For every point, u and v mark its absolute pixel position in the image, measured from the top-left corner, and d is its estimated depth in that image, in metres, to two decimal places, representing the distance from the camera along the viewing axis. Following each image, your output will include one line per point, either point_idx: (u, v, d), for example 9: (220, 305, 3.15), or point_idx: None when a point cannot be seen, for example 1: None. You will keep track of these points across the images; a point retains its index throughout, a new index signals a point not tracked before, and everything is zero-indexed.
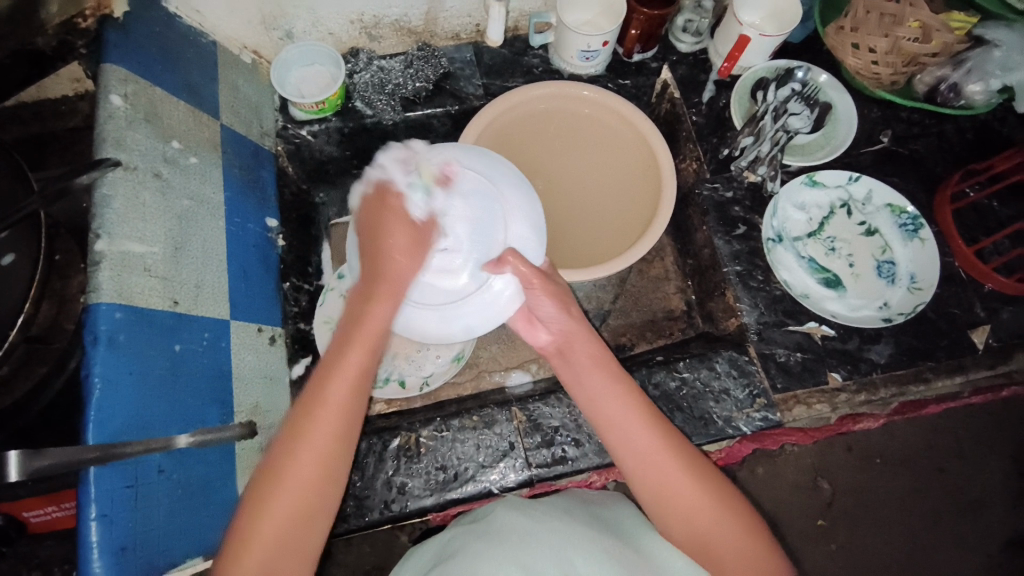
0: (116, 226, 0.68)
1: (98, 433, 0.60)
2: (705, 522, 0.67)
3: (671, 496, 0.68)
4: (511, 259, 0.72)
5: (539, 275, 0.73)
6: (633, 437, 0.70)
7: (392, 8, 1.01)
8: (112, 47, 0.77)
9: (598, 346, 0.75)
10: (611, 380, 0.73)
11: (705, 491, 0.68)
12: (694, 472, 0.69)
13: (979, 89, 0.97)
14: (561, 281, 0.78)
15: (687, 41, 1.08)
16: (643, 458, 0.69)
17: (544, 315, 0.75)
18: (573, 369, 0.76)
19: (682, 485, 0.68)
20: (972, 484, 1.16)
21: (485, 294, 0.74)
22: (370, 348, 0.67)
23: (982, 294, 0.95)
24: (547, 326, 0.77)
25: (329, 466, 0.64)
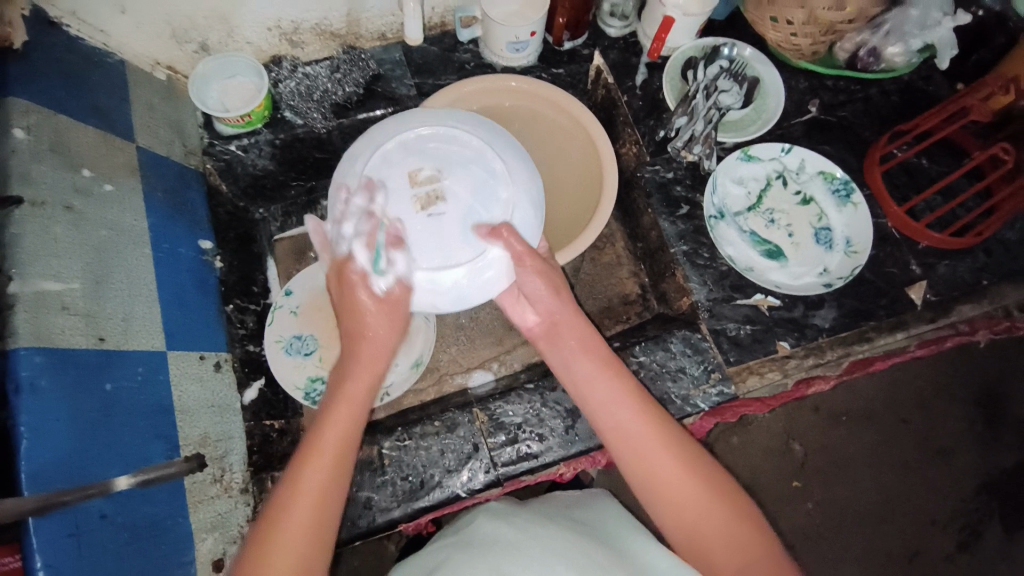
0: (28, 266, 0.65)
1: (32, 483, 0.57)
2: (690, 502, 0.66)
3: (658, 477, 0.67)
4: (504, 233, 0.71)
5: (531, 254, 0.72)
6: (627, 422, 0.70)
7: (311, 12, 0.98)
8: (10, 77, 0.73)
9: (585, 329, 0.76)
10: (597, 363, 0.74)
11: (692, 470, 0.67)
12: (679, 451, 0.68)
13: (898, 50, 1.02)
14: (556, 266, 0.77)
15: (616, 26, 1.09)
16: (637, 444, 0.69)
17: (535, 295, 0.74)
18: (561, 355, 0.76)
19: (668, 466, 0.67)
20: (935, 431, 1.21)
21: (478, 265, 0.71)
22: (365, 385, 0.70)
23: (917, 251, 0.99)
24: (535, 305, 0.76)
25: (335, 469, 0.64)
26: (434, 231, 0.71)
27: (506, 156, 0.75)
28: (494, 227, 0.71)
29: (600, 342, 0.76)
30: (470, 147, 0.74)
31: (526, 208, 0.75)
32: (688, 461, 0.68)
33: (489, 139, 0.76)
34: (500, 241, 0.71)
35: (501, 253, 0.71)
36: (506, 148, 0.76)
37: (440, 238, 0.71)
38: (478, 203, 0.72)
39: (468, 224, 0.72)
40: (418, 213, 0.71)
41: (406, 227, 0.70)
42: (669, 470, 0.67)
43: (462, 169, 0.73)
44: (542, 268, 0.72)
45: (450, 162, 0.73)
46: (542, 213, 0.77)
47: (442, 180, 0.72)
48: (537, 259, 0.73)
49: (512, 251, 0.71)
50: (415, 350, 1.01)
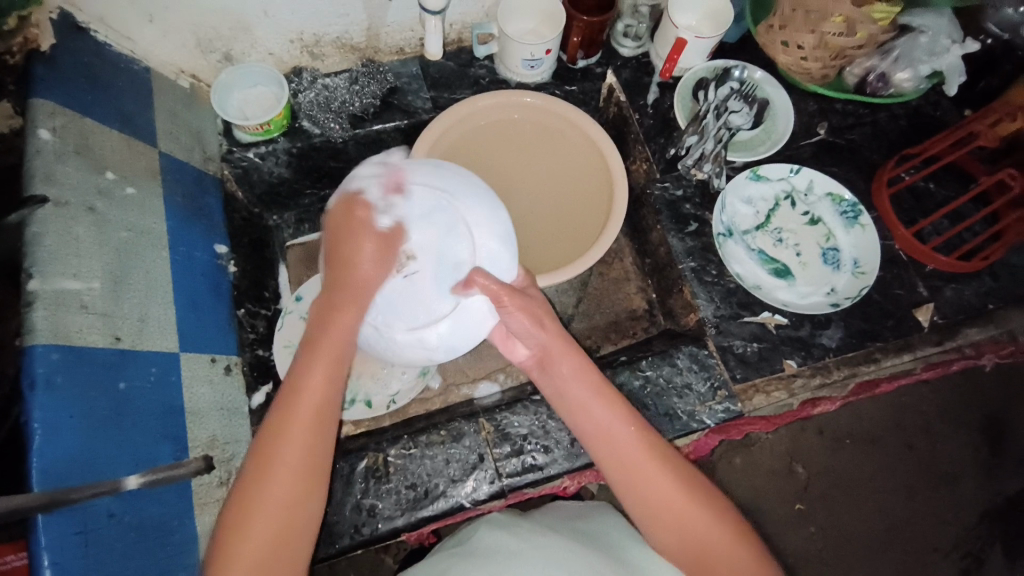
0: (49, 264, 0.66)
1: (42, 478, 0.58)
2: (695, 529, 0.66)
3: (661, 507, 0.67)
4: (479, 278, 0.70)
5: (508, 290, 0.71)
6: (622, 449, 0.68)
7: (333, 26, 1.00)
8: (38, 81, 0.75)
9: (579, 354, 0.73)
10: (593, 392, 0.71)
11: (694, 496, 0.67)
12: (680, 477, 0.68)
13: (908, 75, 1.03)
14: (537, 293, 0.76)
15: (629, 46, 1.11)
16: (632, 472, 0.68)
17: (524, 330, 0.72)
18: (556, 382, 0.73)
19: (671, 494, 0.67)
20: (940, 456, 1.20)
21: (460, 316, 0.72)
22: (334, 360, 0.65)
23: (923, 274, 0.99)
24: (524, 339, 0.73)
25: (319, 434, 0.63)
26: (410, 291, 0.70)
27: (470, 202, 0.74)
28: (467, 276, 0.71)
29: (592, 367, 0.72)
30: (432, 198, 0.71)
31: (495, 248, 0.74)
32: (688, 486, 0.68)
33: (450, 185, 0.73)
34: (478, 286, 0.70)
35: (482, 301, 0.72)
36: (468, 192, 0.74)
37: (417, 297, 0.70)
38: (445, 255, 0.71)
39: (442, 279, 0.71)
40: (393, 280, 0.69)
41: (383, 297, 0.70)
42: (671, 498, 0.67)
43: (429, 225, 0.71)
44: (522, 303, 0.71)
45: (414, 219, 0.70)
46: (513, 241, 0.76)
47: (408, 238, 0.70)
48: (516, 295, 0.71)
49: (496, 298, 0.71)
50: None
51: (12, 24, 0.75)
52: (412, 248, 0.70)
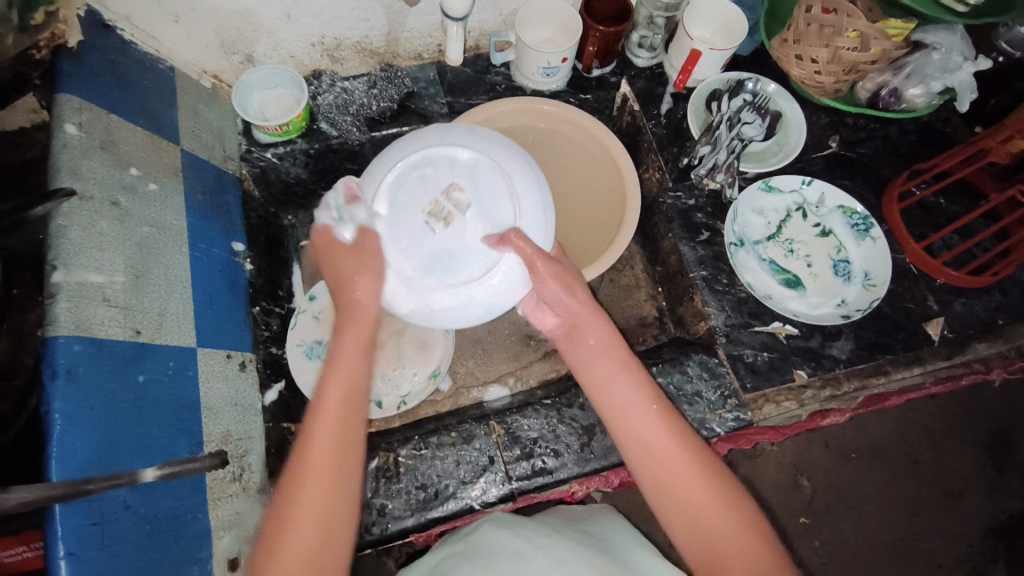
0: (72, 257, 0.67)
1: (61, 469, 0.58)
2: (703, 502, 0.65)
3: (669, 480, 0.66)
4: (514, 239, 0.72)
5: (545, 259, 0.73)
6: (643, 427, 0.69)
7: (354, 30, 1.02)
8: (65, 76, 0.76)
9: (606, 328, 0.75)
10: (613, 362, 0.73)
11: (702, 472, 0.66)
12: (693, 456, 0.67)
13: (920, 92, 1.03)
14: (568, 264, 0.78)
15: (643, 57, 1.13)
16: (650, 448, 0.68)
17: (555, 299, 0.76)
18: (577, 352, 0.75)
19: (689, 479, 0.66)
20: (946, 473, 1.20)
21: (452, 294, 0.74)
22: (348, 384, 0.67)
23: (934, 288, 1.00)
24: (553, 307, 0.77)
25: (340, 464, 0.63)
26: (448, 244, 0.74)
27: (518, 173, 0.76)
28: (502, 235, 0.73)
29: (615, 340, 0.74)
30: (483, 163, 0.75)
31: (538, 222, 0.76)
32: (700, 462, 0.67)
33: (517, 177, 0.75)
34: (513, 247, 0.72)
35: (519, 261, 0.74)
36: (518, 163, 0.76)
37: (453, 248, 0.74)
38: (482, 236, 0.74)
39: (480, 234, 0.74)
40: (424, 220, 0.74)
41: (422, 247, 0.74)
42: (679, 469, 0.66)
43: (474, 183, 0.75)
44: (556, 272, 0.73)
45: (465, 176, 0.75)
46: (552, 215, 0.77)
47: (458, 201, 0.74)
48: (550, 264, 0.74)
49: (527, 261, 0.73)
50: (434, 360, 1.03)
51: (39, 19, 0.77)
52: (456, 203, 0.74)
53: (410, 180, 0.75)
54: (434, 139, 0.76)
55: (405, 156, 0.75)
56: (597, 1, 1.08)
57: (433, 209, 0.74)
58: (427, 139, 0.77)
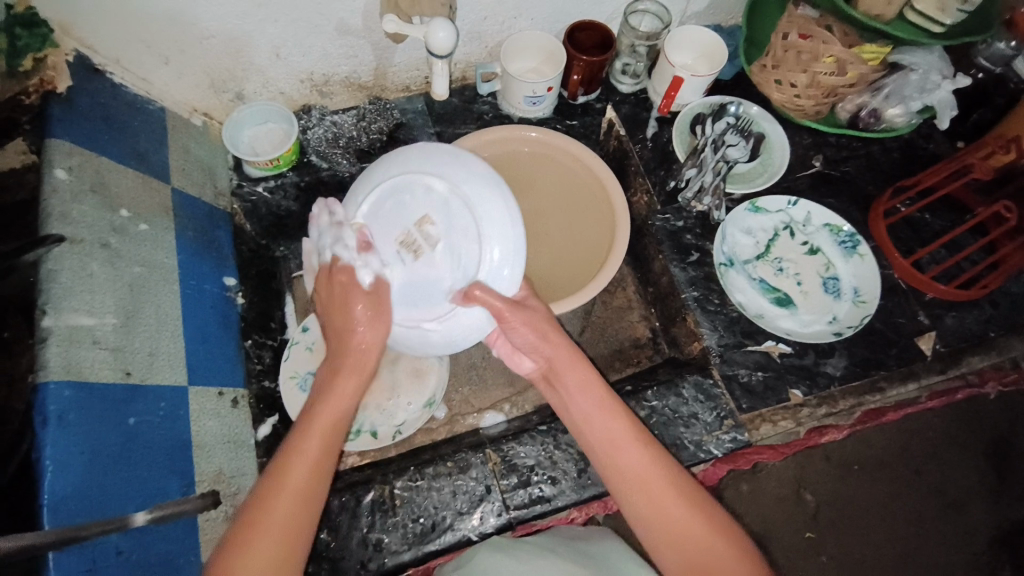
0: (63, 300, 0.67)
1: (53, 517, 0.58)
2: (695, 536, 0.66)
3: (665, 520, 0.67)
4: (476, 292, 0.73)
5: (510, 307, 0.73)
6: (629, 458, 0.70)
7: (342, 66, 1.04)
8: (55, 121, 0.77)
9: (586, 365, 0.75)
10: (600, 402, 0.73)
11: (694, 509, 0.67)
12: (682, 486, 0.69)
13: (900, 111, 1.06)
14: (541, 306, 0.77)
15: (627, 83, 1.15)
16: (636, 478, 0.69)
17: (533, 343, 0.75)
18: (563, 393, 0.75)
19: (676, 506, 0.67)
20: (948, 483, 1.19)
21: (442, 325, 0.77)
22: (333, 426, 0.69)
23: (923, 302, 1.01)
24: (532, 354, 0.77)
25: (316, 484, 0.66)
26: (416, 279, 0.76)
27: (490, 216, 0.74)
28: (468, 289, 0.74)
29: (597, 380, 0.74)
30: (456, 199, 0.75)
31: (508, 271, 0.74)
32: (690, 495, 0.68)
33: (481, 206, 0.75)
34: (475, 302, 0.73)
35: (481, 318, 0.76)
36: (492, 206, 0.75)
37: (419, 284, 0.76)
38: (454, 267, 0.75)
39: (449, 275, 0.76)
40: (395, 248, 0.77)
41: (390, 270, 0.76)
42: (671, 506, 0.67)
43: (445, 220, 0.76)
44: (526, 319, 0.74)
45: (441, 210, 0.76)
46: (522, 262, 0.75)
47: (428, 234, 0.76)
48: (517, 310, 0.74)
49: (494, 309, 0.73)
50: (428, 390, 1.02)
51: (28, 65, 0.77)
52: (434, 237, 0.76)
53: (391, 200, 0.78)
54: (422, 163, 0.77)
55: (386, 178, 0.78)
56: (581, 32, 1.09)
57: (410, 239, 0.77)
58: (415, 160, 0.77)
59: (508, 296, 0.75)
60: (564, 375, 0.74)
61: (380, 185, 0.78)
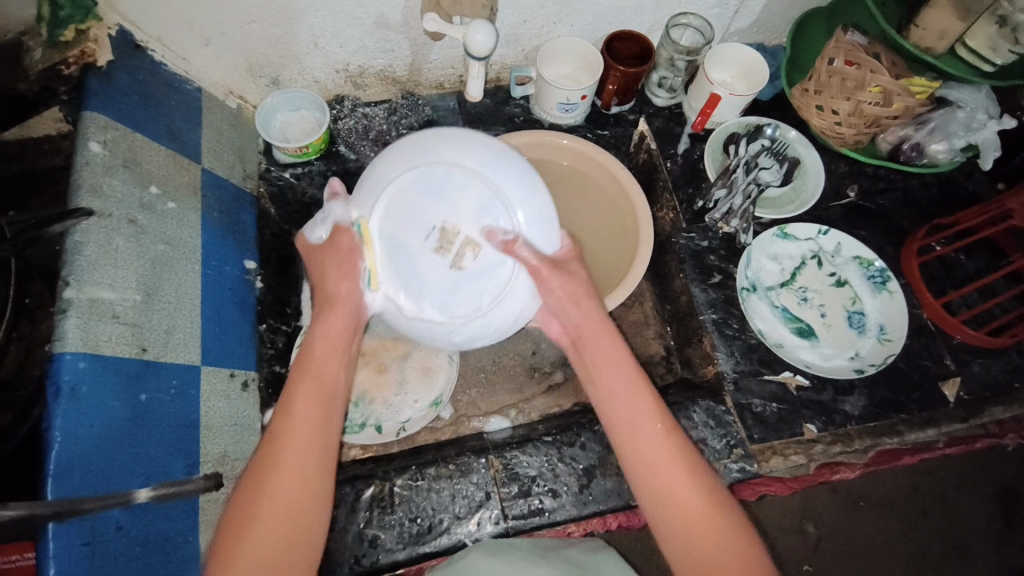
0: (87, 274, 0.68)
1: (56, 488, 0.58)
2: (699, 518, 0.63)
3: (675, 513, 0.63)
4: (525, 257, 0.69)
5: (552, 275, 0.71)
6: (652, 441, 0.66)
7: (378, 60, 1.03)
8: (93, 95, 0.78)
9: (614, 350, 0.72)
10: (628, 381, 0.69)
11: (703, 483, 0.65)
12: (697, 475, 0.65)
13: (942, 148, 1.02)
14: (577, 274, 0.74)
15: (662, 97, 1.13)
16: (655, 465, 0.65)
17: (563, 311, 0.73)
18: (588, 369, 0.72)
19: (679, 480, 0.64)
20: (956, 528, 1.15)
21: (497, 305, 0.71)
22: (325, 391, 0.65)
23: (951, 345, 0.97)
24: (558, 318, 0.74)
25: (318, 459, 0.61)
26: (458, 275, 0.70)
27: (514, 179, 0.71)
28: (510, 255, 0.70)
29: (625, 360, 0.71)
30: (483, 193, 0.70)
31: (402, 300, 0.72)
32: (705, 488, 0.65)
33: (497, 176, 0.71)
34: (515, 255, 0.69)
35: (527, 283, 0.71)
36: (520, 189, 0.71)
37: (452, 286, 0.70)
38: (494, 235, 0.70)
39: (484, 266, 0.70)
40: (421, 245, 0.70)
41: (414, 260, 0.70)
42: (678, 477, 0.64)
43: (478, 198, 0.70)
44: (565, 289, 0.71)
45: (460, 206, 0.70)
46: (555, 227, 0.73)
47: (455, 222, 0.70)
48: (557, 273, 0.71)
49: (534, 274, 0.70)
50: (436, 389, 1.02)
51: (69, 36, 0.78)
52: (468, 236, 0.70)
53: (416, 199, 0.70)
54: (449, 146, 0.71)
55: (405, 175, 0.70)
56: (619, 41, 1.07)
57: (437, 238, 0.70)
58: (425, 148, 0.70)
59: (548, 257, 0.72)
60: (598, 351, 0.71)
61: (392, 172, 0.70)
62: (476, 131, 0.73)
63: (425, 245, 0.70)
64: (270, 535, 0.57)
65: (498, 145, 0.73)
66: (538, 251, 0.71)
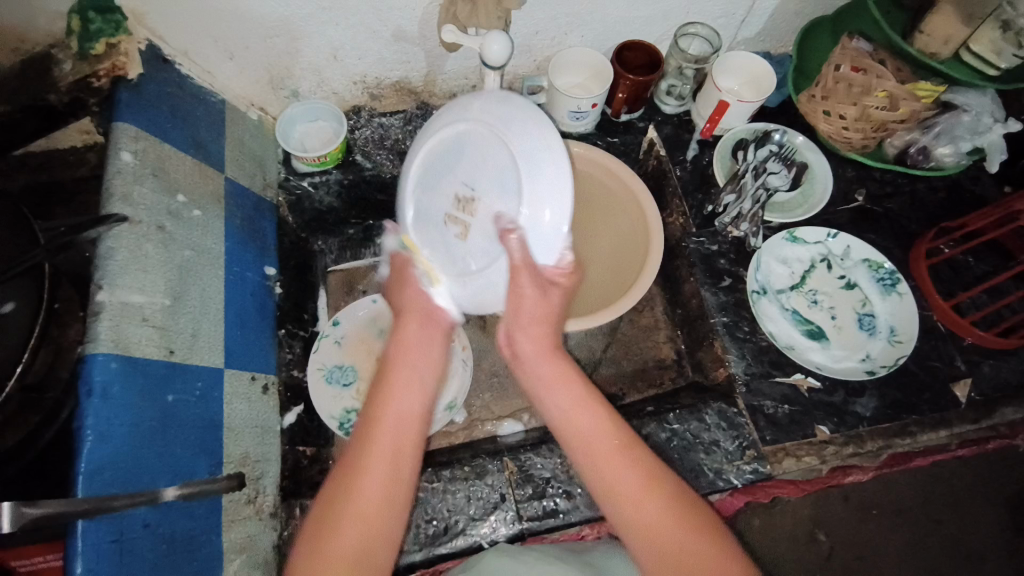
0: (118, 278, 0.70)
1: (88, 485, 0.60)
2: (676, 540, 0.62)
3: (642, 516, 0.63)
4: (511, 238, 0.65)
5: (527, 271, 0.67)
6: (618, 470, 0.65)
7: (394, 71, 1.06)
8: (124, 106, 0.81)
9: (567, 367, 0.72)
10: (577, 398, 0.70)
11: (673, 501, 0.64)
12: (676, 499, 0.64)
13: (949, 151, 1.03)
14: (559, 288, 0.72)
15: (672, 104, 1.16)
16: (630, 497, 0.64)
17: (521, 314, 0.70)
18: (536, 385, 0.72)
19: (652, 506, 0.63)
20: (971, 536, 1.15)
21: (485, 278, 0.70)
22: (411, 404, 0.67)
23: (962, 348, 0.98)
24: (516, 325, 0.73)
25: (394, 472, 0.64)
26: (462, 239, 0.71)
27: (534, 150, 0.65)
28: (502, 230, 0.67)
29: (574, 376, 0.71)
30: (503, 155, 0.67)
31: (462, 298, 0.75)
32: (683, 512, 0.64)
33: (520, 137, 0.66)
34: (510, 244, 0.66)
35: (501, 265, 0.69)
36: (534, 161, 0.65)
37: (460, 249, 0.72)
38: (503, 204, 0.68)
39: (487, 232, 0.69)
40: (444, 199, 0.73)
41: (430, 216, 0.75)
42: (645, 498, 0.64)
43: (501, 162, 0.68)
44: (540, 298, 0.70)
45: (479, 173, 0.70)
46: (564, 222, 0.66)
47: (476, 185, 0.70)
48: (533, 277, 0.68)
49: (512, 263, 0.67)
50: (451, 392, 1.03)
51: (100, 49, 0.81)
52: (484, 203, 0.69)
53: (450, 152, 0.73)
54: (488, 105, 0.70)
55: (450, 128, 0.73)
56: (628, 51, 1.10)
57: (458, 207, 0.72)
58: (470, 102, 0.72)
59: (538, 255, 0.67)
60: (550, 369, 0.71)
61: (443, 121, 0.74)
62: (540, 109, 0.67)
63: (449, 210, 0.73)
64: (350, 546, 0.59)
65: (541, 121, 0.66)
66: (529, 239, 0.66)
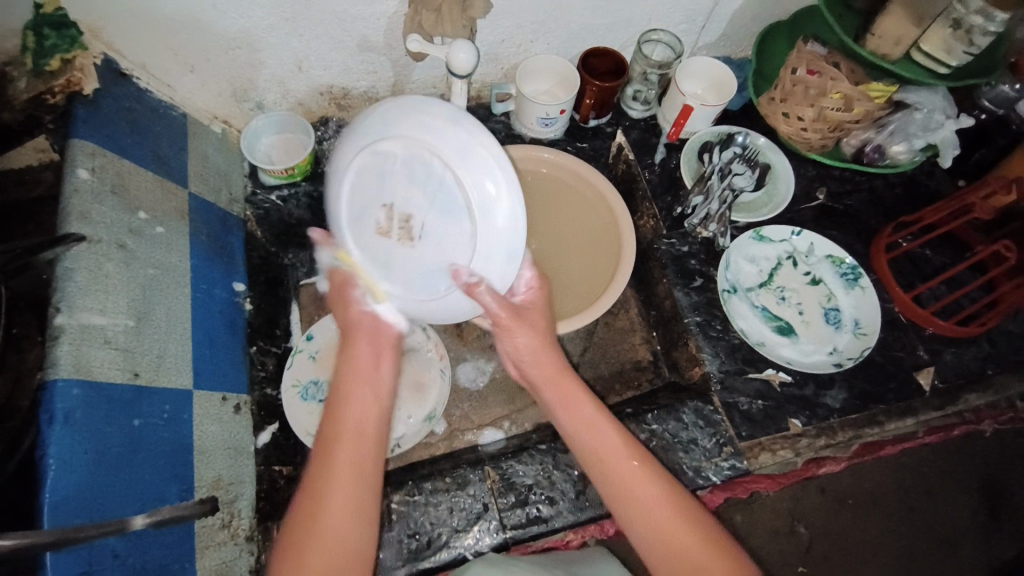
0: (77, 299, 0.68)
1: (53, 516, 0.58)
2: (682, 542, 0.64)
3: (650, 516, 0.65)
4: (478, 289, 0.67)
5: (508, 313, 0.71)
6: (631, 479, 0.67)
7: (361, 81, 1.05)
8: (79, 123, 0.79)
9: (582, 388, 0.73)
10: (591, 413, 0.71)
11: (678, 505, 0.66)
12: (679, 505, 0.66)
13: (903, 148, 1.08)
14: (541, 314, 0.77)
15: (638, 109, 1.18)
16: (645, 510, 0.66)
17: (522, 356, 0.75)
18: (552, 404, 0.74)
19: (659, 507, 0.66)
20: (941, 520, 1.19)
21: (441, 304, 0.71)
22: (367, 411, 0.69)
23: (924, 337, 1.02)
24: (517, 364, 0.77)
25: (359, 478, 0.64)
26: (409, 266, 0.70)
27: (488, 197, 0.63)
28: (465, 278, 0.67)
29: (582, 388, 0.73)
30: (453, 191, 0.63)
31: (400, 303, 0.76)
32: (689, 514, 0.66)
33: (470, 180, 0.62)
34: (474, 297, 0.68)
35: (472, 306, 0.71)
36: (494, 203, 0.63)
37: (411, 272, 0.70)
38: (455, 244, 0.67)
39: (436, 267, 0.69)
40: (381, 214, 0.69)
41: (363, 232, 0.71)
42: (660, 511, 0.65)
43: (445, 202, 0.65)
44: (522, 329, 0.73)
45: (432, 205, 0.66)
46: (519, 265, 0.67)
47: (418, 213, 0.67)
48: (511, 311, 0.72)
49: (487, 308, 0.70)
50: (430, 403, 1.02)
51: (55, 66, 0.79)
52: (428, 234, 0.67)
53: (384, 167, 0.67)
54: (431, 128, 0.63)
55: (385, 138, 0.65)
56: (595, 57, 1.12)
57: (399, 220, 0.68)
58: (433, 125, 0.63)
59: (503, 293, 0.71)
60: (561, 388, 0.73)
61: (406, 132, 0.64)
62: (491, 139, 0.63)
63: (390, 204, 0.68)
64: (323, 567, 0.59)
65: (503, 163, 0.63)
66: (491, 284, 0.68)
